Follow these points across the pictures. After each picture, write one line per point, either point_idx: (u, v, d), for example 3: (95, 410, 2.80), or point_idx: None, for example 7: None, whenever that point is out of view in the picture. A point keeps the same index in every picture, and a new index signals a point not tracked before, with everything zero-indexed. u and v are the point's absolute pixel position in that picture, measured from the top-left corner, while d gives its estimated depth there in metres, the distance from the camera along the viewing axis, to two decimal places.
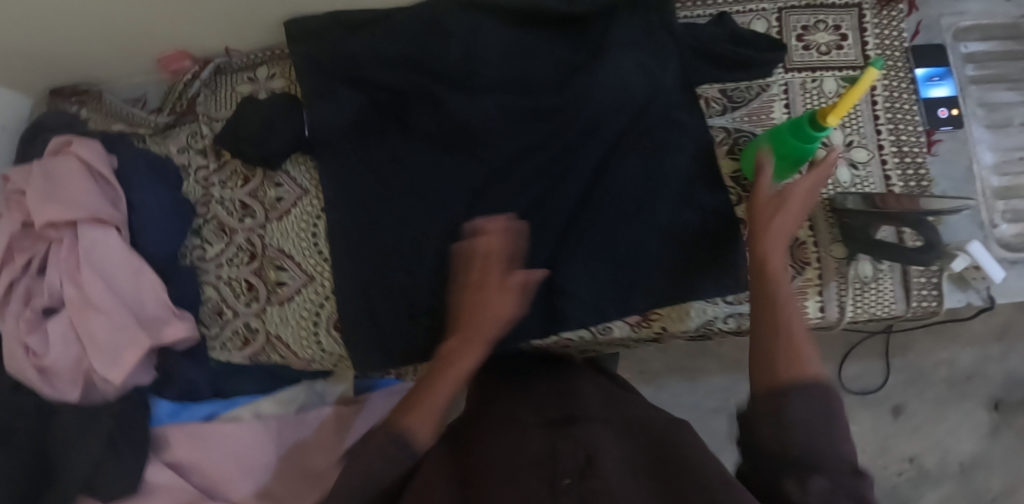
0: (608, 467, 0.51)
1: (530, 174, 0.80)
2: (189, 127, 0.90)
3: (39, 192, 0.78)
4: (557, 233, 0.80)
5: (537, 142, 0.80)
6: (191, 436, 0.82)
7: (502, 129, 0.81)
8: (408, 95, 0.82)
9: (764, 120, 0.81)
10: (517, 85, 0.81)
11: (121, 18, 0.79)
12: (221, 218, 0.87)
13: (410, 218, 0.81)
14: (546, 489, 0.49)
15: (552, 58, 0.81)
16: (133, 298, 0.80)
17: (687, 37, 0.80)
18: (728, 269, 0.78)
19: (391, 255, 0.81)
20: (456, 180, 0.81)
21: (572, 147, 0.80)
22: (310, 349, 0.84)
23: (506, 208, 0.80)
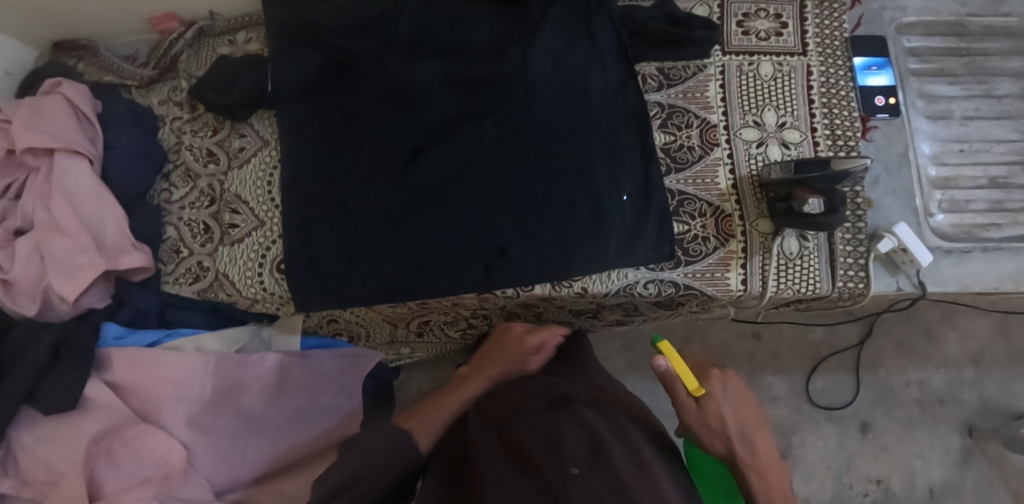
0: (611, 457, 0.60)
1: (469, 135, 0.84)
2: (170, 82, 0.98)
3: (24, 122, 0.86)
4: (488, 195, 0.83)
5: (477, 106, 0.85)
6: (131, 359, 0.86)
7: (444, 92, 0.86)
8: (362, 59, 0.88)
9: (698, 98, 0.84)
10: (461, 55, 0.86)
11: None
12: (189, 164, 0.94)
13: (355, 170, 0.86)
14: (558, 473, 0.56)
15: (494, 30, 0.86)
16: (95, 224, 0.86)
17: (624, 18, 0.85)
18: (654, 235, 0.80)
19: (333, 203, 0.85)
20: (399, 137, 0.86)
21: (510, 113, 0.84)
22: (253, 288, 0.88)
23: (444, 165, 0.84)
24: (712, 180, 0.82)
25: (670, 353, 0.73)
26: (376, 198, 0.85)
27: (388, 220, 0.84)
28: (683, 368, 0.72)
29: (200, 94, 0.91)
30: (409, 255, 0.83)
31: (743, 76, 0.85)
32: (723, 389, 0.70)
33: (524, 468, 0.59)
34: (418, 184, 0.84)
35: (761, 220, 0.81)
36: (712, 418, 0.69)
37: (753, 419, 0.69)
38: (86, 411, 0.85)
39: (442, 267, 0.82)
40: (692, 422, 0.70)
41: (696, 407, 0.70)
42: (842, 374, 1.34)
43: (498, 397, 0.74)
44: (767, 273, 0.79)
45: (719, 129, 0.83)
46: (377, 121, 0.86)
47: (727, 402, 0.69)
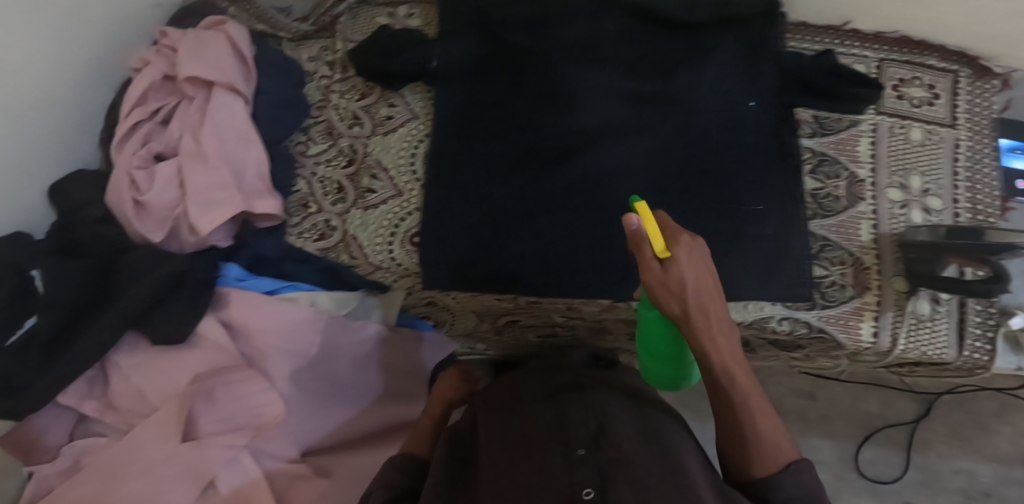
0: (616, 432, 0.65)
1: (620, 142, 0.86)
2: (323, 41, 1.00)
3: (189, 51, 0.87)
4: (633, 208, 0.83)
5: (637, 120, 0.87)
6: (248, 302, 0.84)
7: (605, 100, 0.88)
8: (529, 53, 0.89)
9: (850, 150, 0.86)
10: (625, 70, 0.88)
11: None
12: (332, 122, 0.95)
13: (506, 159, 0.87)
14: (563, 457, 0.62)
15: (662, 52, 0.88)
16: (236, 163, 0.86)
17: (790, 65, 0.87)
18: (798, 277, 0.81)
19: (477, 184, 0.86)
20: (552, 134, 0.87)
21: (670, 134, 0.86)
22: (380, 255, 0.88)
23: (594, 168, 0.85)
24: (855, 231, 0.83)
25: (642, 213, 0.60)
26: (522, 192, 0.85)
27: (535, 215, 0.85)
28: (654, 228, 0.59)
29: (360, 57, 0.92)
30: (548, 251, 0.83)
31: (893, 138, 0.87)
32: (690, 253, 0.59)
33: (526, 454, 0.66)
34: (568, 184, 0.85)
35: (897, 278, 0.81)
36: (676, 285, 0.58)
37: (713, 285, 0.60)
38: (191, 347, 0.83)
39: (579, 269, 0.82)
40: (652, 285, 0.59)
41: (660, 270, 0.59)
42: (892, 449, 1.35)
43: (507, 394, 0.82)
44: (899, 330, 0.81)
45: (865, 184, 0.85)
46: (535, 116, 0.88)
47: (690, 267, 0.58)
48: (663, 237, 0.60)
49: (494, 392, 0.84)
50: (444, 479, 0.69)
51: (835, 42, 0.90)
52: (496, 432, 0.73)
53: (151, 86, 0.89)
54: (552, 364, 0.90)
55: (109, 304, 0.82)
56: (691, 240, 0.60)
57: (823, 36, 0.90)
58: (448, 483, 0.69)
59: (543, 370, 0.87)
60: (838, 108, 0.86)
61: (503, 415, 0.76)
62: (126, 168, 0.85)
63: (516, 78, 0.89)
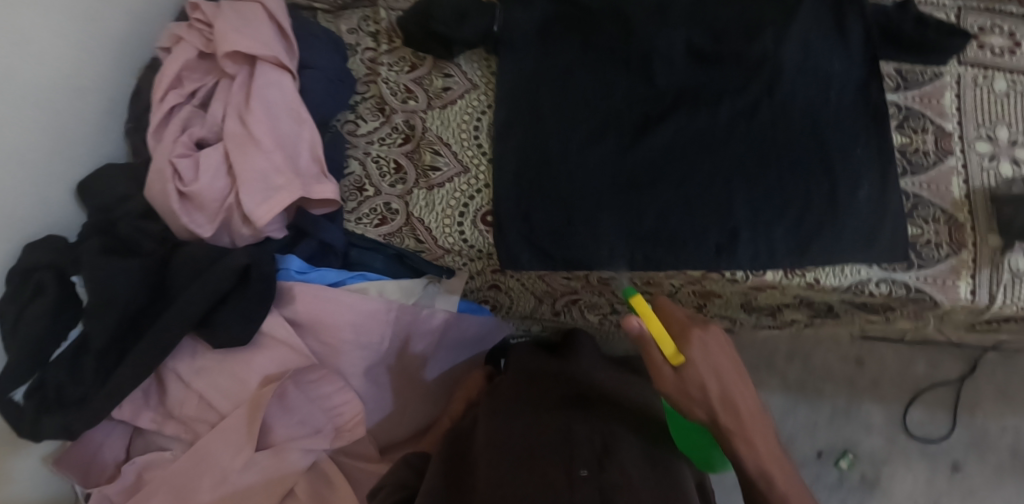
0: (616, 456, 0.67)
1: (702, 105, 0.82)
2: (363, 11, 0.93)
3: (228, 24, 0.79)
4: (716, 176, 0.79)
5: (720, 82, 0.83)
6: (316, 296, 0.78)
7: (683, 61, 0.84)
8: (602, 16, 0.85)
9: (935, 103, 0.83)
10: (703, 30, 0.84)
11: None
12: (383, 97, 0.88)
13: (581, 129, 0.82)
14: (565, 475, 0.63)
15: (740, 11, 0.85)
16: (290, 145, 0.79)
17: (875, 17, 0.83)
18: (892, 238, 0.78)
19: (554, 156, 0.81)
20: (630, 101, 0.83)
21: (756, 95, 0.82)
22: (451, 238, 0.82)
23: (677, 134, 0.81)
24: (947, 188, 0.80)
25: (644, 312, 0.65)
26: (600, 161, 0.80)
27: (616, 185, 0.80)
28: (659, 329, 0.65)
29: (412, 23, 0.86)
30: (632, 223, 0.79)
31: (978, 89, 0.84)
32: (703, 352, 0.66)
33: (531, 463, 0.65)
34: (649, 153, 0.81)
35: (991, 234, 0.79)
36: (692, 386, 0.65)
37: (735, 372, 0.67)
38: (257, 347, 0.77)
39: (667, 240, 0.79)
40: (673, 392, 0.67)
41: (674, 375, 0.66)
42: (939, 410, 1.38)
43: (513, 394, 0.81)
44: (997, 287, 0.78)
45: (954, 137, 0.82)
46: (609, 80, 0.83)
47: (710, 371, 0.65)
48: (672, 342, 0.66)
49: (497, 389, 0.84)
50: (444, 475, 0.67)
51: None
52: (501, 431, 0.72)
53: (186, 65, 0.81)
54: (557, 368, 0.89)
55: (165, 308, 0.76)
56: (715, 333, 0.67)
57: None
58: (451, 476, 0.68)
59: (545, 371, 0.88)
60: (920, 62, 0.84)
61: (509, 413, 0.75)
62: (166, 156, 0.76)
63: (587, 42, 0.85)
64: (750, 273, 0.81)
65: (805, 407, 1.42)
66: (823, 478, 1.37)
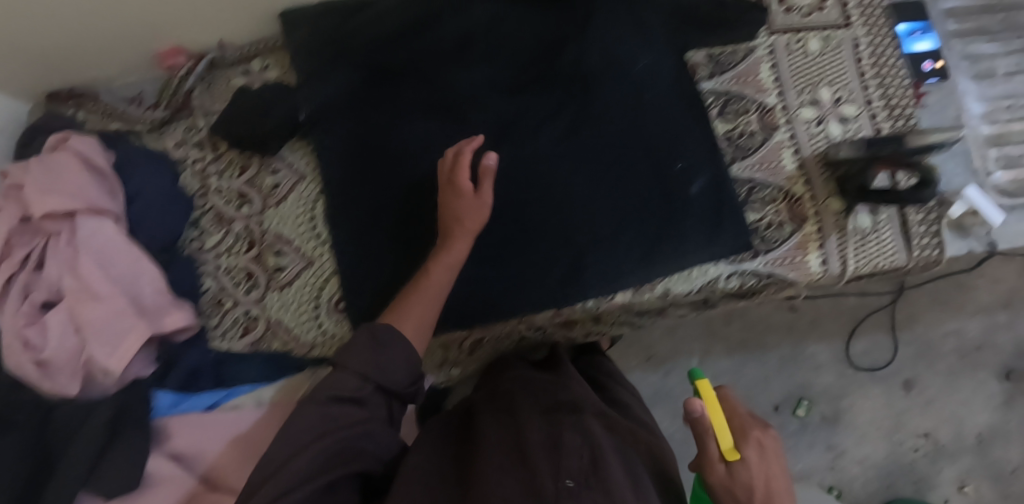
0: (609, 468, 0.54)
1: (527, 140, 0.80)
2: (185, 121, 0.92)
3: (39, 183, 0.79)
4: (547, 211, 0.79)
5: (535, 108, 0.81)
6: (195, 426, 0.79)
7: (491, 97, 0.81)
8: (400, 72, 0.82)
9: (752, 81, 0.82)
10: (508, 61, 0.82)
11: (133, 23, 0.84)
12: (219, 208, 0.88)
13: (412, 196, 0.82)
14: (548, 480, 0.51)
15: (536, 31, 0.82)
16: (131, 285, 0.80)
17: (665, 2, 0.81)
18: (739, 229, 0.78)
19: (392, 229, 0.82)
20: (451, 152, 0.81)
21: (573, 117, 0.81)
22: (311, 332, 0.83)
23: (502, 177, 0.80)
24: (779, 163, 0.80)
25: (707, 395, 0.57)
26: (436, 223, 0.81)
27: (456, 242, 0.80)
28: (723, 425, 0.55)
29: (227, 130, 0.86)
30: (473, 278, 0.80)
31: (792, 54, 0.84)
32: (760, 454, 0.54)
33: (517, 462, 0.54)
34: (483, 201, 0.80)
35: (832, 198, 0.79)
36: (742, 490, 0.52)
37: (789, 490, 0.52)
38: (147, 489, 0.74)
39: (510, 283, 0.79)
40: (717, 489, 0.54)
41: (727, 473, 0.53)
42: (878, 334, 1.33)
43: (506, 401, 0.70)
44: (845, 251, 0.78)
45: (777, 111, 0.82)
46: (431, 136, 0.82)
47: (764, 475, 0.52)
48: (730, 436, 0.55)
49: (486, 400, 0.72)
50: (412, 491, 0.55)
51: None
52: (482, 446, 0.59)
53: (11, 233, 0.81)
54: (557, 374, 0.79)
55: (48, 476, 0.75)
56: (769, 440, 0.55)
57: None
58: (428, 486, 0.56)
59: (544, 377, 0.77)
60: (730, 41, 0.82)
61: (497, 422, 0.64)
62: (12, 332, 0.77)
63: (394, 102, 0.82)
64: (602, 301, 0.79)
65: (753, 363, 1.34)
66: (787, 429, 1.31)
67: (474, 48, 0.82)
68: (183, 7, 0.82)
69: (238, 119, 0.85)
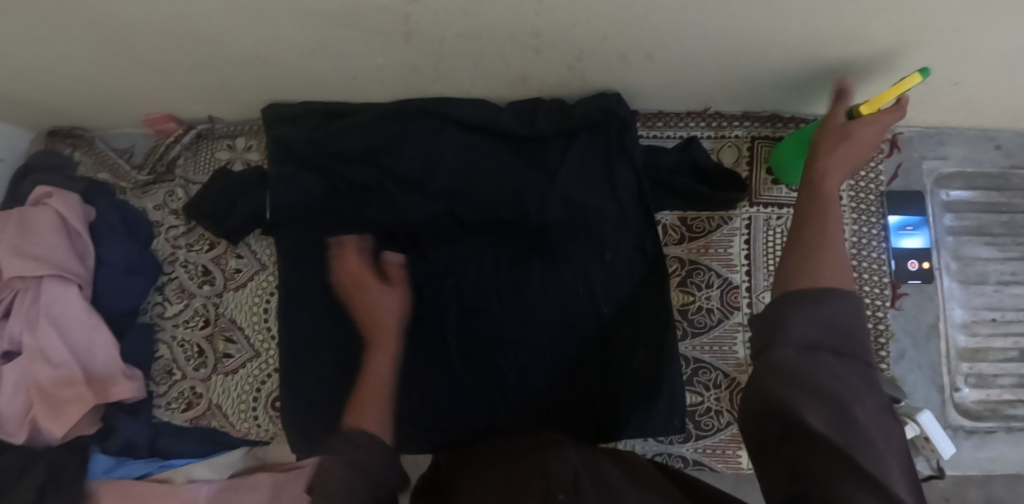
0: None
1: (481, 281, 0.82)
2: (166, 185, 0.94)
3: (13, 241, 0.83)
4: (479, 357, 0.80)
5: (490, 247, 0.82)
6: (120, 495, 0.82)
7: (453, 230, 0.83)
8: (368, 189, 0.82)
9: (721, 254, 0.80)
10: (464, 196, 0.81)
11: (122, 93, 0.86)
12: (183, 280, 0.90)
13: (345, 318, 0.82)
14: None
15: (502, 170, 0.81)
16: (85, 352, 0.84)
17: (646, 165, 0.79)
18: (675, 413, 0.76)
19: (333, 347, 0.82)
20: (404, 279, 0.83)
21: (525, 262, 0.82)
22: (246, 422, 0.85)
23: (446, 313, 0.82)
24: (730, 348, 0.78)
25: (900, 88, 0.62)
26: (354, 356, 0.82)
27: (364, 381, 0.81)
28: (876, 102, 0.62)
29: (193, 213, 0.87)
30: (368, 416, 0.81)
31: (770, 231, 0.80)
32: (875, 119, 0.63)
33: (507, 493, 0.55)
34: (405, 343, 0.81)
35: None
36: (824, 136, 0.65)
37: (870, 139, 0.63)
38: None
39: (400, 429, 0.80)
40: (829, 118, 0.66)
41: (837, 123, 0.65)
42: None
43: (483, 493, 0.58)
44: None
45: (740, 290, 0.79)
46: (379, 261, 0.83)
47: (865, 127, 0.63)
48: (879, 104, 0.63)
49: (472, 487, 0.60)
50: None
51: (698, 125, 0.83)
52: None
53: None
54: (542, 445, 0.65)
55: None
56: (867, 128, 0.63)
57: (684, 120, 0.83)
58: None
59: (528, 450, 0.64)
60: (705, 209, 0.80)
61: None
62: None
63: (359, 218, 0.83)
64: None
65: None
66: None
67: (441, 177, 0.81)
68: (168, 88, 0.83)
69: (206, 205, 0.86)
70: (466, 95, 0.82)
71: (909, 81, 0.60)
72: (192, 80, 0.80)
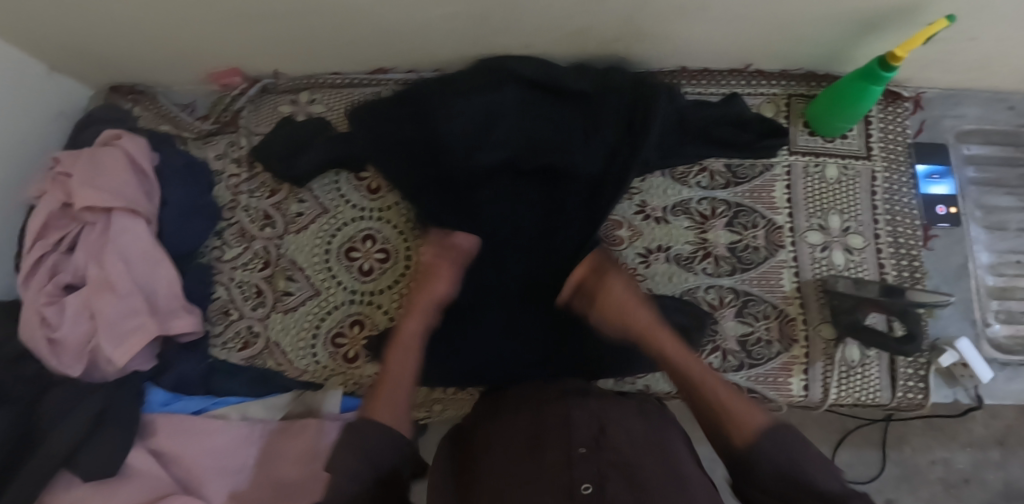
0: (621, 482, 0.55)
1: (528, 225, 0.83)
2: (228, 136, 0.98)
3: (84, 176, 0.86)
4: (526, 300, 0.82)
5: (541, 194, 0.84)
6: (177, 426, 0.84)
7: (507, 177, 0.84)
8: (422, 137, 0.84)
9: (765, 198, 0.85)
10: (514, 156, 0.83)
11: (196, 44, 0.91)
12: (244, 224, 0.93)
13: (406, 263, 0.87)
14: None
15: (557, 119, 0.84)
16: (147, 285, 0.85)
17: (698, 115, 0.84)
18: (729, 343, 0.80)
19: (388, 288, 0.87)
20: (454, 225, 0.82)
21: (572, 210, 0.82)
22: (305, 358, 0.87)
23: (498, 258, 0.82)
24: (777, 282, 0.82)
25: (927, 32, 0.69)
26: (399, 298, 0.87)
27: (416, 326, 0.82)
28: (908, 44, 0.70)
29: (265, 157, 0.92)
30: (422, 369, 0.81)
31: (809, 178, 0.86)
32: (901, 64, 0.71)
33: (530, 453, 0.60)
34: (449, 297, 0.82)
35: (823, 325, 0.81)
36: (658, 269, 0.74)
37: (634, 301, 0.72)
38: (124, 479, 0.81)
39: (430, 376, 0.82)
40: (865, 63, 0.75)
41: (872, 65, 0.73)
42: (868, 448, 1.07)
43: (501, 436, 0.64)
44: (830, 380, 0.79)
45: (784, 231, 0.84)
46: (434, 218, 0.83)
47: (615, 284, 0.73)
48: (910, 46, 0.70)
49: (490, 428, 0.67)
50: None
51: (739, 83, 0.88)
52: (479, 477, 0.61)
53: (50, 215, 0.87)
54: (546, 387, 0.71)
55: (32, 451, 0.80)
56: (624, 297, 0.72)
57: (727, 78, 0.88)
58: None
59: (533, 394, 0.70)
60: (750, 156, 0.86)
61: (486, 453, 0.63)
62: (33, 307, 0.83)
63: (409, 166, 0.84)
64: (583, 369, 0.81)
65: None
66: None
67: (497, 125, 0.82)
68: (241, 37, 0.88)
69: (267, 153, 0.92)
70: (527, 49, 0.87)
71: (936, 26, 0.68)
72: (268, 29, 0.85)
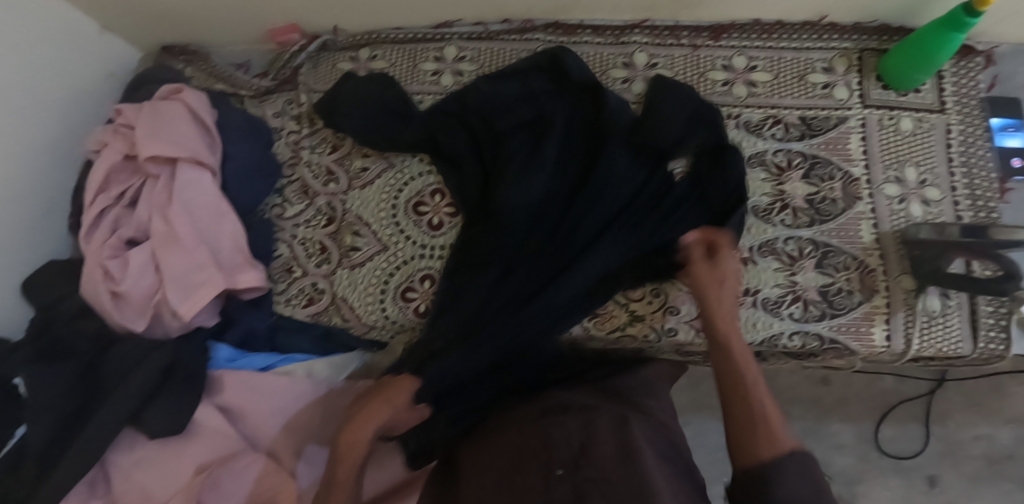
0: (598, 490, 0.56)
1: (528, 221, 0.80)
2: (286, 94, 0.96)
3: (147, 128, 0.84)
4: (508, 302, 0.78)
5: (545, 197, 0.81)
6: (243, 382, 0.82)
7: (519, 171, 0.81)
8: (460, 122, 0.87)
9: (840, 150, 0.84)
10: (529, 144, 0.83)
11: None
12: (306, 180, 0.91)
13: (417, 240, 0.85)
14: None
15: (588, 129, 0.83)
16: (213, 240, 0.83)
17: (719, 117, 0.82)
18: (811, 295, 0.79)
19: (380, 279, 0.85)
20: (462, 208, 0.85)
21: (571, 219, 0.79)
22: (374, 314, 0.85)
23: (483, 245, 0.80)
24: (856, 234, 0.81)
25: None
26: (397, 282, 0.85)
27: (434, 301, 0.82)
28: None
29: (329, 111, 0.90)
30: (445, 362, 0.76)
31: (884, 131, 0.85)
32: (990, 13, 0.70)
33: (513, 473, 0.61)
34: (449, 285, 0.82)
35: (903, 276, 0.79)
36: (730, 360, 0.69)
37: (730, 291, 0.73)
38: (191, 436, 0.80)
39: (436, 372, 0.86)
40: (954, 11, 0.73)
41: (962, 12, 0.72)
42: (910, 423, 1.10)
43: (495, 443, 0.67)
44: (913, 330, 0.78)
45: (861, 183, 0.83)
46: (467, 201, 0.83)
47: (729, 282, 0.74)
48: None
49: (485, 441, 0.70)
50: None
51: (811, 37, 0.88)
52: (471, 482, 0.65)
53: (112, 168, 0.85)
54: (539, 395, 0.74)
55: (96, 406, 0.78)
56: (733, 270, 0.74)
57: (799, 32, 0.88)
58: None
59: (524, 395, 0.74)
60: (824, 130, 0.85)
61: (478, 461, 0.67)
62: (96, 260, 0.81)
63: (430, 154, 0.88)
64: (666, 313, 0.80)
65: (814, 429, 1.11)
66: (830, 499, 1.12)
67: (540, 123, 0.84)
68: None
69: (333, 118, 0.89)
70: None
71: None
72: None
